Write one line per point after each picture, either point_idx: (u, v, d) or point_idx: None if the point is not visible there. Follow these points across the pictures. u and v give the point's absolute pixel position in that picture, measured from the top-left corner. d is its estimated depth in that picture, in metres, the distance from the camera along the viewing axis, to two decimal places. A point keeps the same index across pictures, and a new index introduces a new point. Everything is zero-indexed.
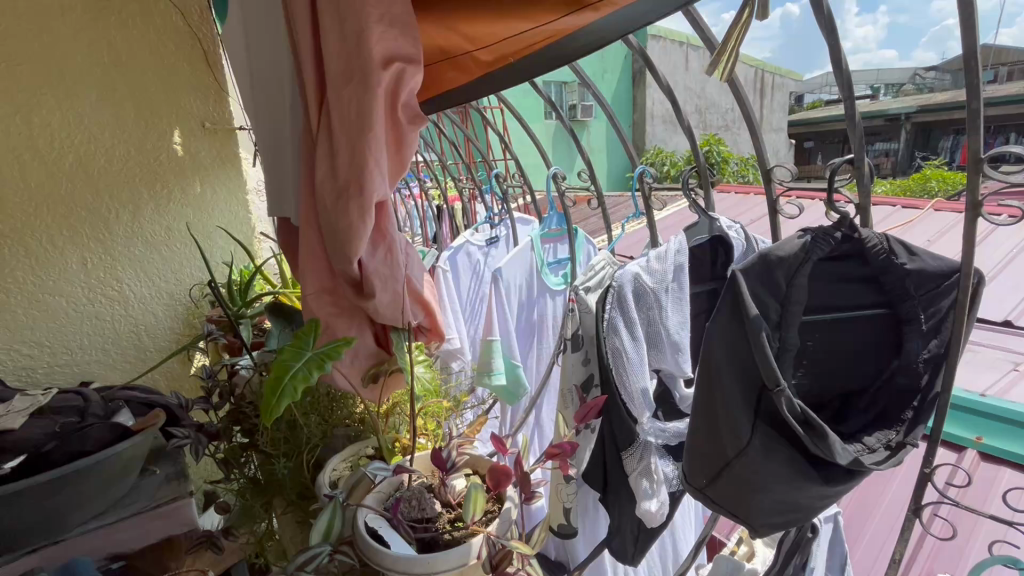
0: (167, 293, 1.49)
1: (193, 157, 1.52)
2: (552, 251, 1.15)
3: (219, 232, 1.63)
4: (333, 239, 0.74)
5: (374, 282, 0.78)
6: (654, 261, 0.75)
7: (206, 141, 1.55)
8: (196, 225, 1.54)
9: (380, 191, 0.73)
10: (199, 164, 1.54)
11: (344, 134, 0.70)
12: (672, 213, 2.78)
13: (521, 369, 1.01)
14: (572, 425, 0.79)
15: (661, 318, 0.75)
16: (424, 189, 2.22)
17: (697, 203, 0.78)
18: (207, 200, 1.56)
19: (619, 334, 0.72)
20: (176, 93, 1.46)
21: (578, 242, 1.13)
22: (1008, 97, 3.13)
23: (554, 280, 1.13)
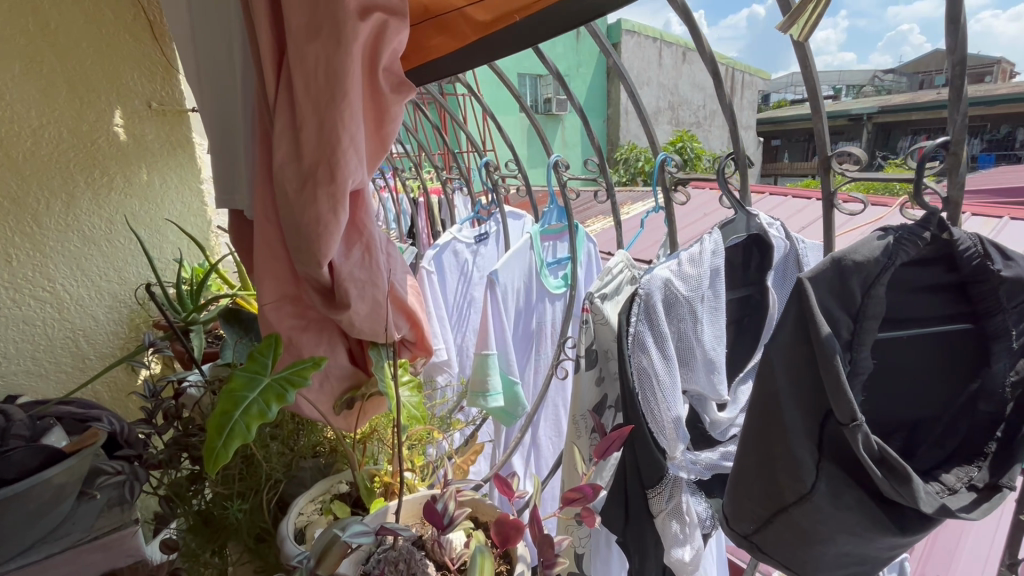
0: (110, 293, 1.30)
1: (138, 141, 1.32)
2: (552, 250, 1.03)
3: (170, 227, 1.43)
4: (298, 237, 0.60)
5: (350, 289, 0.63)
6: (686, 263, 0.63)
7: (154, 123, 1.36)
8: (144, 218, 1.35)
9: (357, 177, 0.58)
10: (146, 149, 1.34)
11: (311, 103, 0.55)
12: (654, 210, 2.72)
13: (520, 387, 0.88)
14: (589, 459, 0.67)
15: (695, 332, 0.64)
16: (400, 181, 2.07)
17: (737, 197, 0.66)
18: (153, 190, 1.36)
19: (649, 349, 0.61)
20: (116, 68, 1.26)
21: (580, 240, 1.01)
22: (969, 99, 3.21)
23: (554, 282, 1.00)
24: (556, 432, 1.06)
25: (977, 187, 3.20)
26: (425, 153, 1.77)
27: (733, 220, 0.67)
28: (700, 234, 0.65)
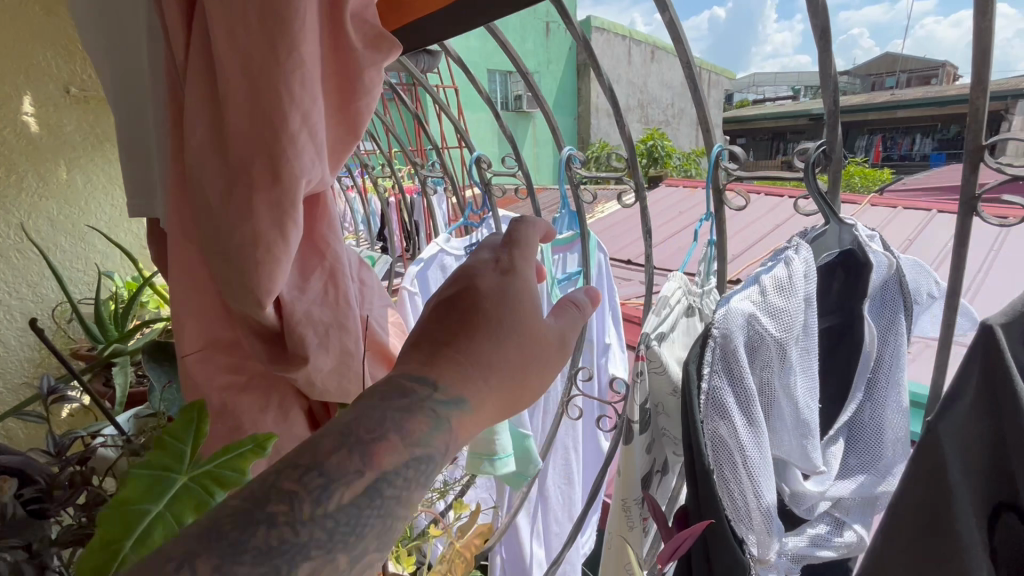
0: (18, 316, 1.04)
1: (54, 133, 1.06)
2: (563, 264, 0.86)
3: (95, 235, 1.17)
4: (227, 266, 0.41)
5: (309, 337, 0.44)
6: (772, 291, 0.47)
7: (74, 112, 1.10)
8: (65, 225, 1.10)
9: (315, 175, 0.39)
10: (65, 143, 1.09)
11: (236, 64, 0.35)
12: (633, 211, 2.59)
13: (533, 441, 0.69)
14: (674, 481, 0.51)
15: (785, 385, 0.47)
16: (371, 181, 1.84)
17: (828, 203, 0.50)
18: (74, 192, 1.11)
19: (730, 412, 0.45)
20: (20, 41, 1.00)
21: (595, 251, 0.84)
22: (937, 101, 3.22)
23: None
24: (564, 480, 0.88)
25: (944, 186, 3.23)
26: (397, 148, 1.56)
27: (825, 233, 0.50)
28: (785, 250, 0.49)
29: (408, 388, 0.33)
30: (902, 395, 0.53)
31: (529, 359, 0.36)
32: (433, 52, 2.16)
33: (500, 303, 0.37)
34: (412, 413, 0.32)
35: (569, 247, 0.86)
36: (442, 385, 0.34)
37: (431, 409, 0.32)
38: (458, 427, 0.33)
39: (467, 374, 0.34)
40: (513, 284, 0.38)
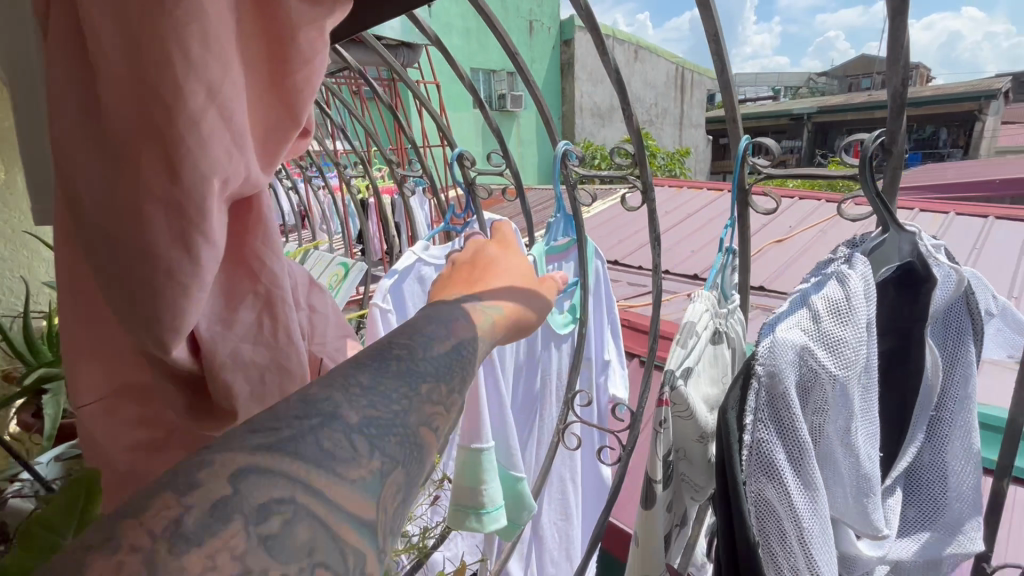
0: None
1: None
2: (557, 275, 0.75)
3: (39, 242, 1.01)
4: (121, 299, 0.30)
5: (238, 386, 0.34)
6: (827, 318, 0.38)
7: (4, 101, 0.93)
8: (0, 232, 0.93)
9: (234, 172, 0.29)
10: None
11: (105, 14, 0.25)
12: (617, 212, 2.49)
13: (526, 484, 0.62)
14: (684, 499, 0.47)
15: (844, 434, 0.38)
16: (346, 181, 1.71)
17: (888, 206, 0.41)
18: (14, 194, 0.94)
19: (781, 472, 0.36)
20: None
21: (593, 259, 0.74)
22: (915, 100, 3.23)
23: (561, 320, 0.73)
24: (562, 518, 0.79)
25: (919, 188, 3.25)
26: (375, 146, 1.44)
27: (883, 242, 0.42)
28: (839, 264, 0.40)
29: (460, 300, 0.44)
30: (973, 436, 0.44)
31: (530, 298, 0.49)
32: (412, 46, 2.04)
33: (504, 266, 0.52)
34: (469, 309, 0.42)
35: (566, 254, 0.75)
36: (482, 300, 0.45)
37: (479, 310, 0.43)
38: (500, 325, 0.43)
39: (496, 295, 0.46)
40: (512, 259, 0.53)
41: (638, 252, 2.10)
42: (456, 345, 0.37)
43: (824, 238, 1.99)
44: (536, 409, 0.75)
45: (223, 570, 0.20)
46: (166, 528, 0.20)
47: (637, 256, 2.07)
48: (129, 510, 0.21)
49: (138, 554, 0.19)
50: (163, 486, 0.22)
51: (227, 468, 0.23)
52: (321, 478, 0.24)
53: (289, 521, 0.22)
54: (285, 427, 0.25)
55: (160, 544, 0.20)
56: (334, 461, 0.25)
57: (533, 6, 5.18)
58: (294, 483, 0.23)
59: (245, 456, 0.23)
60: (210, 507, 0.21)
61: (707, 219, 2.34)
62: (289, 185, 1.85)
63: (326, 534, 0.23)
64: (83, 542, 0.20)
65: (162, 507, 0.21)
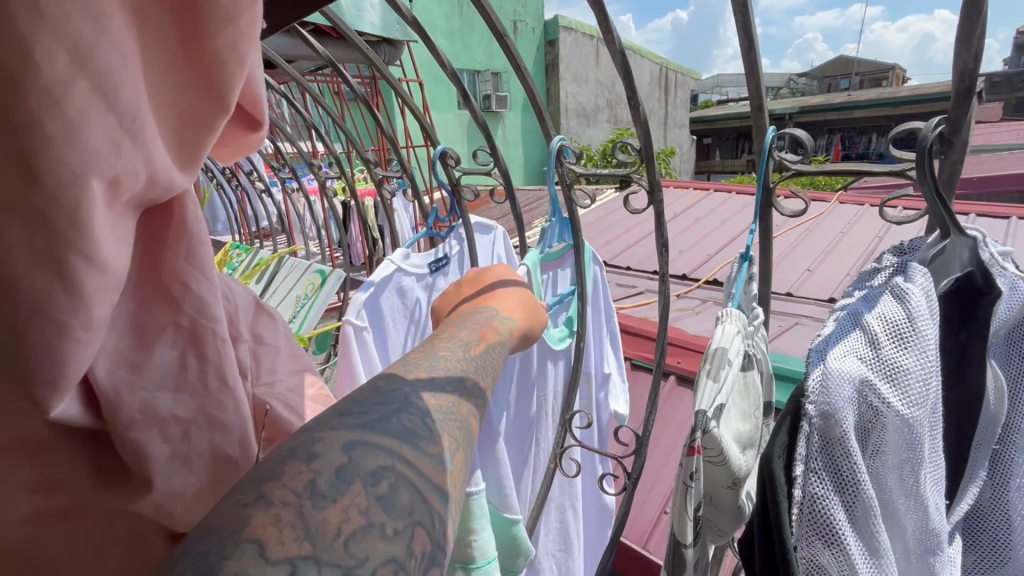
0: None
1: None
2: (551, 284, 0.67)
3: None
4: None
5: (153, 447, 0.26)
6: (886, 342, 0.31)
7: None
8: None
9: (125, 168, 0.21)
10: None
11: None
12: (604, 212, 2.43)
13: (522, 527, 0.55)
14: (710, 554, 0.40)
15: (908, 482, 0.31)
16: (324, 183, 1.62)
17: (948, 206, 0.35)
18: None
19: (840, 535, 0.29)
20: None
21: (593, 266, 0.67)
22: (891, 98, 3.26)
23: (557, 334, 0.66)
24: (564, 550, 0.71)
25: (897, 185, 3.27)
26: (353, 146, 1.36)
27: (942, 250, 0.36)
28: (894, 277, 0.33)
29: (477, 309, 0.43)
30: None
31: (534, 312, 0.48)
32: (393, 43, 1.97)
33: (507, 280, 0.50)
34: (488, 317, 0.41)
35: (562, 261, 0.67)
36: (499, 310, 0.44)
37: (498, 320, 0.42)
38: (516, 335, 0.42)
39: (508, 304, 0.45)
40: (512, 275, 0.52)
41: (627, 252, 2.05)
42: (480, 351, 0.37)
43: (813, 236, 1.97)
44: (529, 436, 0.68)
45: (355, 522, 0.22)
46: (306, 489, 0.22)
47: (626, 258, 2.01)
48: (264, 477, 0.22)
49: (291, 505, 0.22)
50: (288, 456, 0.23)
51: (338, 440, 0.24)
52: (412, 452, 0.25)
53: (392, 486, 0.24)
54: (371, 411, 0.27)
55: (304, 500, 0.22)
56: (417, 438, 0.26)
57: (516, 6, 5.12)
58: (393, 454, 0.25)
59: (350, 433, 0.25)
60: (334, 471, 0.23)
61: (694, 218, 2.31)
62: (263, 187, 1.75)
63: (422, 500, 0.24)
64: (235, 500, 0.22)
65: (294, 472, 0.23)
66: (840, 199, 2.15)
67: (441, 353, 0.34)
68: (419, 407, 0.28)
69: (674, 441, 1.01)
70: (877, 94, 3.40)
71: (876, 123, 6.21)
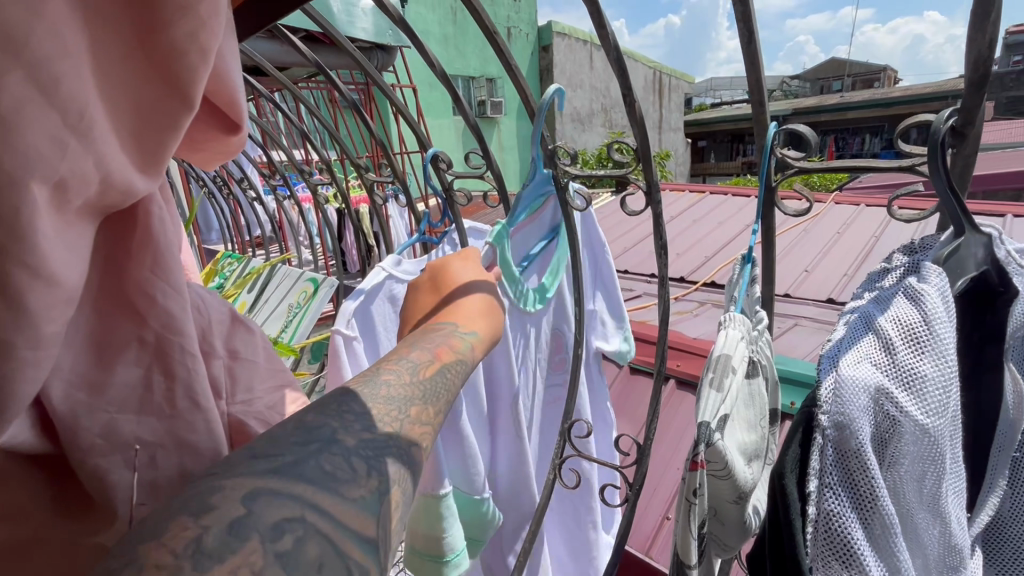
0: None
1: None
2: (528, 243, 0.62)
3: None
4: None
5: (115, 474, 0.25)
6: (902, 347, 0.29)
7: None
8: None
9: (72, 168, 0.19)
10: None
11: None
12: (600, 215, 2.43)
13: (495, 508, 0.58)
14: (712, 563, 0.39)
15: (929, 496, 0.30)
16: (316, 190, 1.60)
17: (962, 200, 0.33)
18: None
19: (860, 557, 0.27)
20: None
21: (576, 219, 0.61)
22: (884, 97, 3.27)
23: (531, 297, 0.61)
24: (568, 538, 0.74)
25: (891, 184, 3.28)
26: (345, 151, 1.34)
27: (957, 249, 0.34)
28: (907, 277, 0.32)
29: (434, 326, 0.40)
30: None
31: (495, 308, 0.45)
32: (387, 48, 1.95)
33: (469, 277, 0.47)
34: (445, 336, 0.38)
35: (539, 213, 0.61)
36: (460, 324, 0.41)
37: (457, 337, 0.39)
38: (478, 351, 0.40)
39: (473, 316, 0.42)
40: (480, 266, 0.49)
41: (625, 255, 2.03)
42: (432, 372, 0.34)
43: (809, 237, 1.95)
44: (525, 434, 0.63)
45: None
46: (188, 548, 0.19)
47: (624, 261, 2.00)
48: (143, 535, 0.20)
49: (163, 572, 0.18)
50: (178, 509, 0.20)
51: (239, 491, 0.21)
52: (328, 500, 0.23)
53: (299, 539, 0.21)
54: (288, 452, 0.24)
55: (184, 563, 0.19)
56: (336, 481, 0.24)
57: (509, 12, 5.15)
58: (302, 503, 0.22)
59: (257, 479, 0.22)
60: (227, 526, 0.20)
61: (691, 220, 2.29)
62: (255, 196, 1.73)
63: (335, 554, 0.22)
64: (115, 555, 0.19)
65: (178, 529, 0.20)
66: (836, 199, 2.14)
67: (385, 378, 0.31)
68: (338, 447, 0.25)
69: (674, 446, 0.99)
70: (869, 94, 3.40)
71: (869, 124, 6.25)
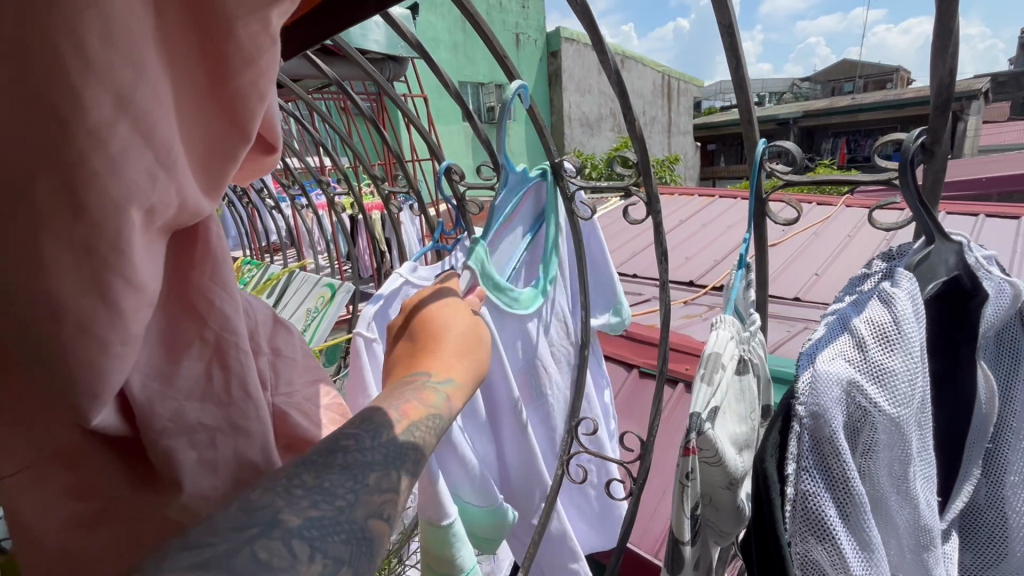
0: None
1: None
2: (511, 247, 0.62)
3: None
4: (29, 359, 0.25)
5: (181, 453, 0.29)
6: (873, 345, 0.32)
7: None
8: None
9: (156, 197, 0.23)
10: None
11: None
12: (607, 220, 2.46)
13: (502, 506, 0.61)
14: (707, 548, 0.42)
15: (898, 479, 0.33)
16: (332, 197, 1.65)
17: (931, 212, 0.36)
18: None
19: (831, 530, 0.30)
20: None
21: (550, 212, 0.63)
22: None
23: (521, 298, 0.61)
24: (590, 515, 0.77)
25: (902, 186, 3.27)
26: (360, 160, 1.39)
27: (929, 255, 0.37)
28: (880, 281, 0.35)
29: (406, 378, 0.37)
30: None
31: (480, 347, 0.43)
32: (398, 59, 2.01)
33: (448, 311, 0.45)
34: (415, 390, 0.35)
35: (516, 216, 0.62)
36: (432, 372, 0.38)
37: (429, 388, 0.36)
38: (456, 401, 0.36)
39: (449, 361, 0.39)
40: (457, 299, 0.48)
41: (633, 260, 2.06)
42: (396, 435, 0.30)
43: (817, 241, 1.97)
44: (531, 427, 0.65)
45: None
46: None
47: (633, 265, 2.03)
48: None
49: None
50: None
51: None
52: None
53: None
54: (223, 539, 0.22)
55: None
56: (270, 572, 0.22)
57: (518, 19, 5.22)
58: None
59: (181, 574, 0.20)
60: None
61: (700, 224, 2.32)
62: (273, 204, 1.79)
63: None
64: None
65: None
66: (845, 203, 2.15)
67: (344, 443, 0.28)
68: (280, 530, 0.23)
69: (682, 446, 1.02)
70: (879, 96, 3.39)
71: (880, 125, 6.22)
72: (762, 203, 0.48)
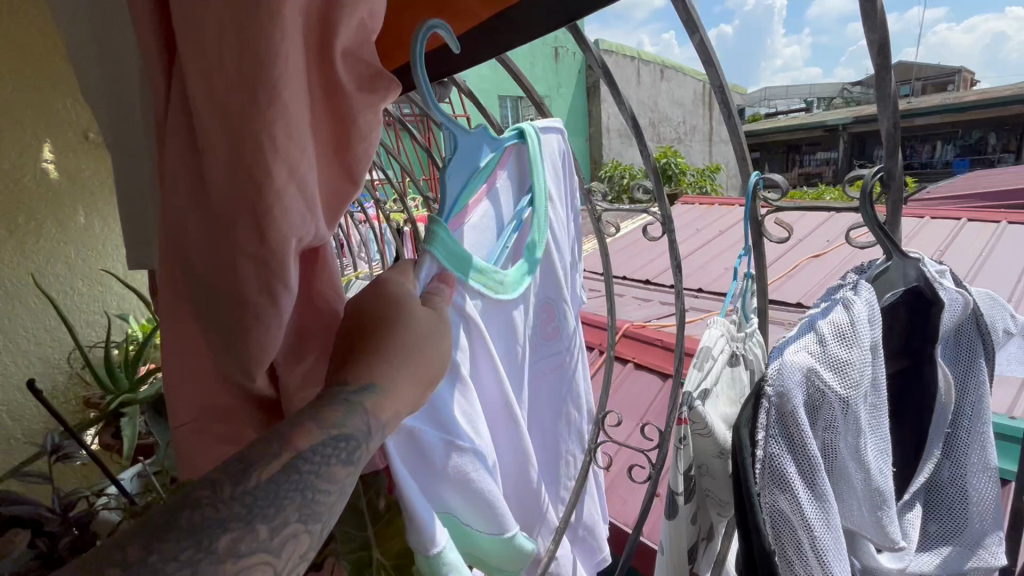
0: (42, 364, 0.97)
1: (74, 179, 1.00)
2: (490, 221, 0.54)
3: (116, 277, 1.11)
4: (220, 339, 0.37)
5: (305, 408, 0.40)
6: (832, 342, 0.41)
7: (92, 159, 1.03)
8: (86, 268, 1.03)
9: (306, 230, 0.35)
10: (83, 187, 1.02)
11: (214, 122, 0.32)
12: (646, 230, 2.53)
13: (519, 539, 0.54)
14: (707, 512, 0.51)
15: (855, 449, 0.41)
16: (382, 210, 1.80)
17: (888, 234, 0.44)
18: (92, 236, 1.03)
19: (791, 483, 0.39)
20: (37, 90, 0.93)
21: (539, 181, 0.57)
22: None
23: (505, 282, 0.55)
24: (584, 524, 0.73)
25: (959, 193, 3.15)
26: (410, 178, 1.52)
27: (887, 269, 0.45)
28: (842, 290, 0.43)
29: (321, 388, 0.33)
30: (991, 452, 0.46)
31: (435, 339, 0.39)
32: None
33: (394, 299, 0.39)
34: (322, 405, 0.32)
35: (493, 183, 0.53)
36: (349, 380, 0.34)
37: (339, 401, 0.32)
38: (375, 412, 0.33)
39: (375, 366, 0.35)
40: (409, 280, 0.42)
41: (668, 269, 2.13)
42: (275, 473, 0.28)
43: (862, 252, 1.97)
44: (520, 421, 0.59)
45: None
46: None
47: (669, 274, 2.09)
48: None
49: None
50: None
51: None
52: None
53: None
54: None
55: None
56: None
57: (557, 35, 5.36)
58: None
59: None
60: None
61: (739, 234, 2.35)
62: None
63: None
64: None
65: None
66: None
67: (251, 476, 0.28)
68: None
69: None
70: None
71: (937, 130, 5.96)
72: (759, 226, 0.56)
